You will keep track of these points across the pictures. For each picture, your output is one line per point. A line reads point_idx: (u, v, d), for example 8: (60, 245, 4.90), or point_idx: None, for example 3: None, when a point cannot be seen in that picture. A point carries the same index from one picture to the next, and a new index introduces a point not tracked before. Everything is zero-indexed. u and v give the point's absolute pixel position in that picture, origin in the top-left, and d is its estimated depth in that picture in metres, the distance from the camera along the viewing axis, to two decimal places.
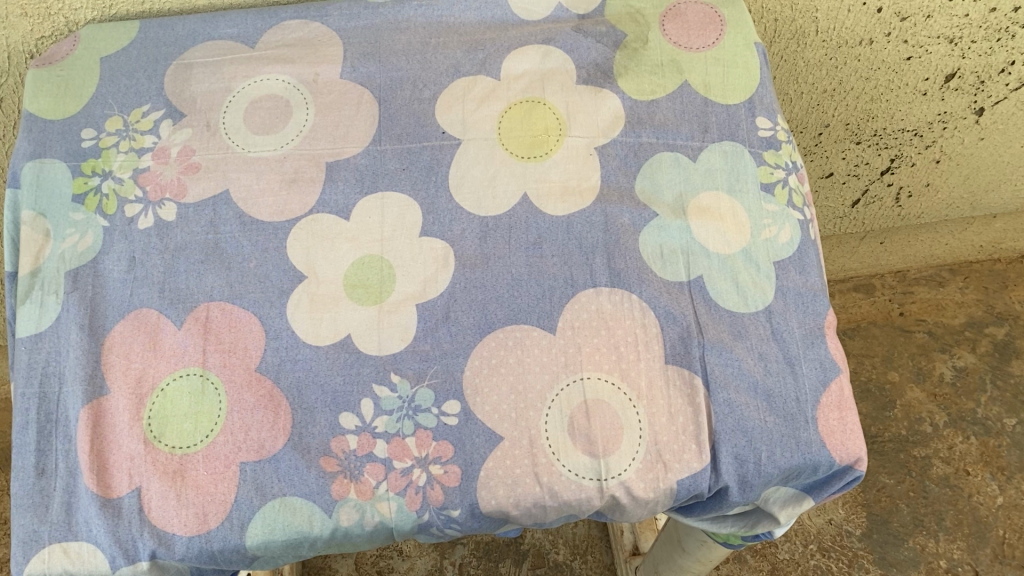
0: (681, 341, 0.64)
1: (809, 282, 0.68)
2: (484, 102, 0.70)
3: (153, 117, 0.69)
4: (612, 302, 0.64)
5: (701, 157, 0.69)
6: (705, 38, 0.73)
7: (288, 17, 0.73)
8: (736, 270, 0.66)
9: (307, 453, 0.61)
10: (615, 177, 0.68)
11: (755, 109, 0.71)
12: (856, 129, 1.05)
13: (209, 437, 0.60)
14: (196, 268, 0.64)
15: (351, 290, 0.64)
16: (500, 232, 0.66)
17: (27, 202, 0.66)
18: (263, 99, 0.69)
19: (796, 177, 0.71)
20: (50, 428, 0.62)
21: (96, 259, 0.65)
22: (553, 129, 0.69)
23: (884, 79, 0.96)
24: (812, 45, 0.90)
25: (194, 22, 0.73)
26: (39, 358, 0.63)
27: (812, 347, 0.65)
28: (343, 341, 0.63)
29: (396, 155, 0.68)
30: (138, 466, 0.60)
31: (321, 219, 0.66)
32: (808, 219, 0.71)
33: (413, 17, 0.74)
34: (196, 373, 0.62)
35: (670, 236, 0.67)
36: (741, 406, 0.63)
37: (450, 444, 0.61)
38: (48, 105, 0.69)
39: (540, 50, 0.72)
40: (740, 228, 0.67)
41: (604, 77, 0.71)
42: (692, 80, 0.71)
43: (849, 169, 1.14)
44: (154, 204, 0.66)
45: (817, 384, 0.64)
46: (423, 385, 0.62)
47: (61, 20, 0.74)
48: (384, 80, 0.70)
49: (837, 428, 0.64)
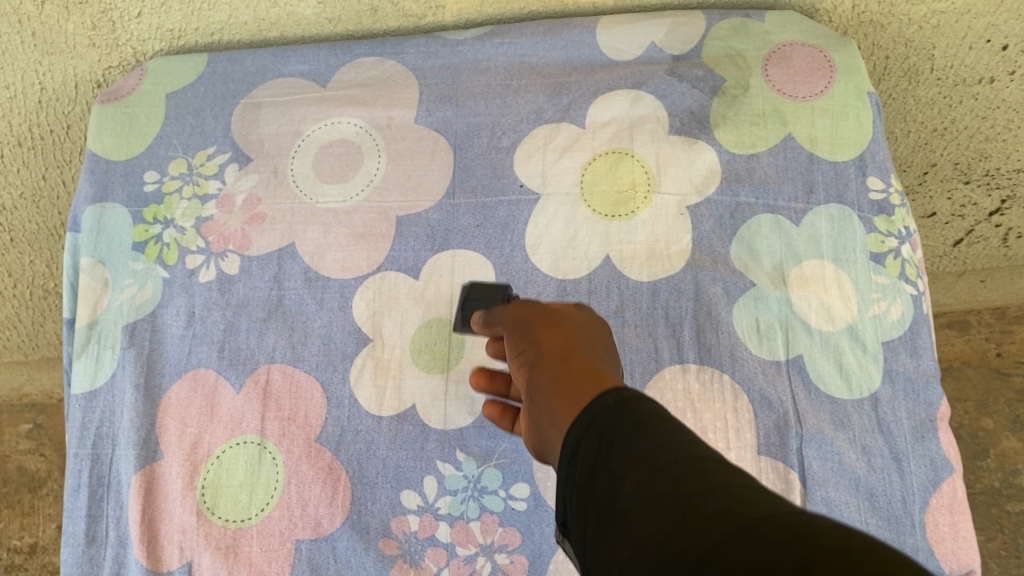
0: (776, 430, 0.58)
1: (921, 366, 0.61)
2: (566, 153, 0.64)
3: (218, 160, 0.65)
4: (699, 382, 0.59)
5: (805, 221, 0.63)
6: (813, 86, 0.66)
7: (362, 53, 0.68)
8: (840, 350, 0.60)
9: (366, 533, 0.57)
10: (707, 240, 0.63)
11: (866, 168, 0.64)
12: (966, 168, 0.96)
13: (264, 511, 0.57)
14: (257, 326, 0.61)
15: (418, 355, 0.60)
16: (579, 298, 0.62)
17: (87, 249, 0.64)
18: (333, 144, 0.65)
19: (910, 245, 0.64)
20: (101, 492, 0.59)
21: (154, 313, 0.62)
22: (641, 186, 0.64)
23: (1004, 118, 0.87)
24: (925, 83, 0.84)
25: (264, 56, 0.69)
26: (93, 418, 0.60)
27: (922, 442, 0.59)
28: (407, 413, 0.59)
29: (471, 210, 0.63)
30: (190, 540, 0.57)
31: (389, 277, 0.62)
32: (922, 292, 0.63)
33: (494, 55, 0.68)
34: (254, 442, 0.58)
35: (766, 309, 0.61)
36: (841, 506, 0.57)
37: (518, 532, 0.57)
38: (112, 144, 0.67)
39: (630, 96, 0.66)
40: (846, 302, 0.61)
41: (699, 128, 0.65)
42: (797, 134, 0.65)
43: (953, 210, 1.04)
44: (215, 255, 0.63)
45: (926, 484, 0.58)
46: (491, 464, 0.58)
47: (129, 51, 0.72)
48: (461, 127, 0.66)
49: (948, 535, 0.57)
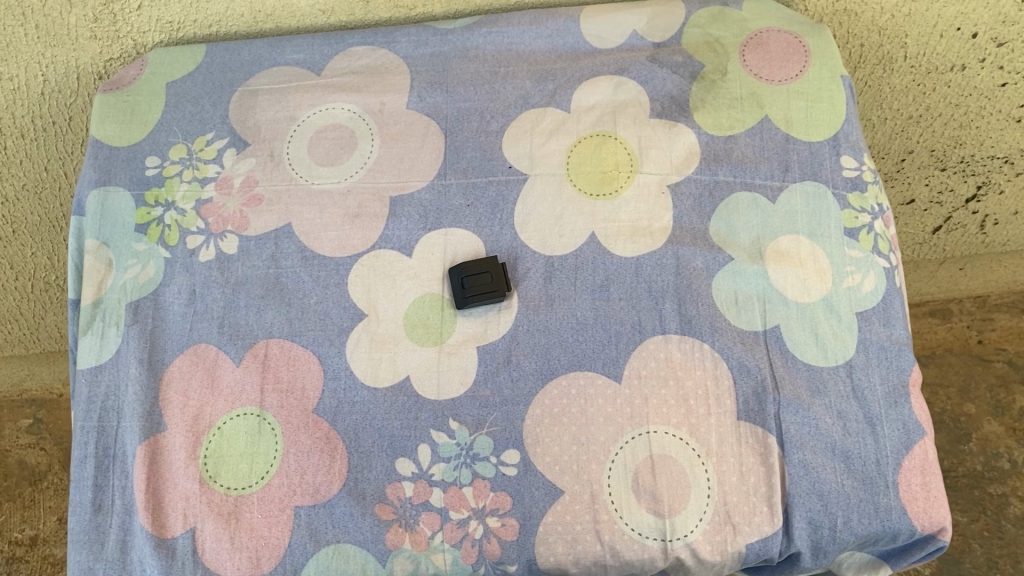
0: (755, 396, 0.60)
1: (894, 335, 0.63)
2: (552, 135, 0.67)
3: (216, 145, 0.68)
4: (681, 350, 0.61)
5: (781, 198, 0.65)
6: (788, 70, 0.69)
7: (355, 43, 0.71)
8: (816, 320, 0.62)
9: (362, 499, 0.59)
10: (688, 217, 0.65)
11: (840, 147, 0.67)
12: (942, 155, 0.99)
13: (265, 479, 0.59)
14: (256, 303, 0.63)
15: (412, 330, 0.63)
16: (566, 273, 0.64)
17: (91, 231, 0.66)
18: (328, 129, 0.68)
19: (883, 221, 0.67)
20: (108, 463, 0.61)
21: (157, 291, 0.64)
22: (624, 166, 0.66)
23: (976, 105, 0.91)
24: (900, 71, 0.87)
25: (260, 46, 0.72)
26: (98, 392, 0.63)
27: (895, 407, 0.61)
28: (401, 384, 0.61)
29: (461, 190, 0.66)
30: (193, 507, 0.59)
31: (384, 255, 0.64)
32: (894, 266, 0.66)
33: (483, 44, 0.71)
34: (253, 413, 0.61)
35: (745, 281, 0.63)
36: (818, 468, 0.59)
37: (509, 496, 0.59)
38: (114, 131, 0.69)
39: (613, 81, 0.69)
40: (822, 275, 0.63)
41: (679, 111, 0.68)
42: (773, 115, 0.67)
43: (931, 197, 1.06)
44: (215, 236, 0.65)
45: (900, 446, 0.61)
46: (482, 432, 0.60)
47: (130, 42, 0.74)
48: (451, 111, 0.68)
49: (920, 495, 0.60)
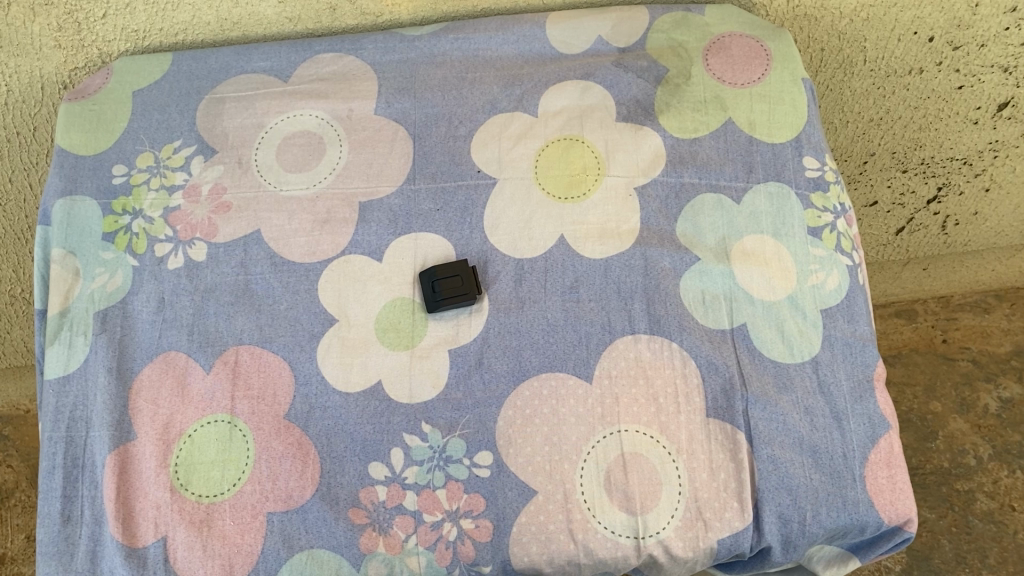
0: (723, 394, 0.61)
1: (858, 331, 0.65)
2: (520, 140, 0.68)
3: (184, 153, 0.68)
4: (650, 350, 0.62)
5: (745, 199, 0.66)
6: (750, 74, 0.70)
7: (323, 50, 0.72)
8: (781, 318, 0.64)
9: (336, 504, 0.59)
10: (655, 218, 0.66)
11: (802, 148, 0.68)
12: (903, 157, 1.01)
13: (237, 486, 0.59)
14: (226, 310, 0.63)
15: (383, 335, 0.63)
16: (536, 276, 0.64)
17: (57, 241, 0.66)
18: (296, 135, 0.68)
19: (845, 221, 0.68)
20: (77, 473, 0.61)
21: (125, 300, 0.64)
22: (591, 169, 0.67)
23: (934, 108, 0.93)
24: (860, 75, 0.88)
25: (227, 54, 0.72)
26: (66, 402, 0.62)
27: (860, 402, 0.63)
28: (373, 389, 0.61)
29: (431, 195, 0.66)
30: (164, 515, 0.59)
31: (353, 260, 0.64)
32: (857, 264, 0.67)
33: (450, 50, 0.72)
34: (224, 420, 0.60)
35: (712, 281, 0.64)
36: (786, 463, 0.60)
37: (482, 497, 0.59)
38: (79, 140, 0.69)
39: (579, 86, 0.70)
40: (786, 274, 0.65)
41: (644, 114, 0.69)
42: (737, 117, 0.68)
43: (893, 199, 1.08)
44: (183, 243, 0.65)
45: (865, 440, 0.62)
46: (455, 435, 0.60)
47: (95, 52, 0.74)
48: (419, 117, 0.69)
49: (886, 487, 0.61)
